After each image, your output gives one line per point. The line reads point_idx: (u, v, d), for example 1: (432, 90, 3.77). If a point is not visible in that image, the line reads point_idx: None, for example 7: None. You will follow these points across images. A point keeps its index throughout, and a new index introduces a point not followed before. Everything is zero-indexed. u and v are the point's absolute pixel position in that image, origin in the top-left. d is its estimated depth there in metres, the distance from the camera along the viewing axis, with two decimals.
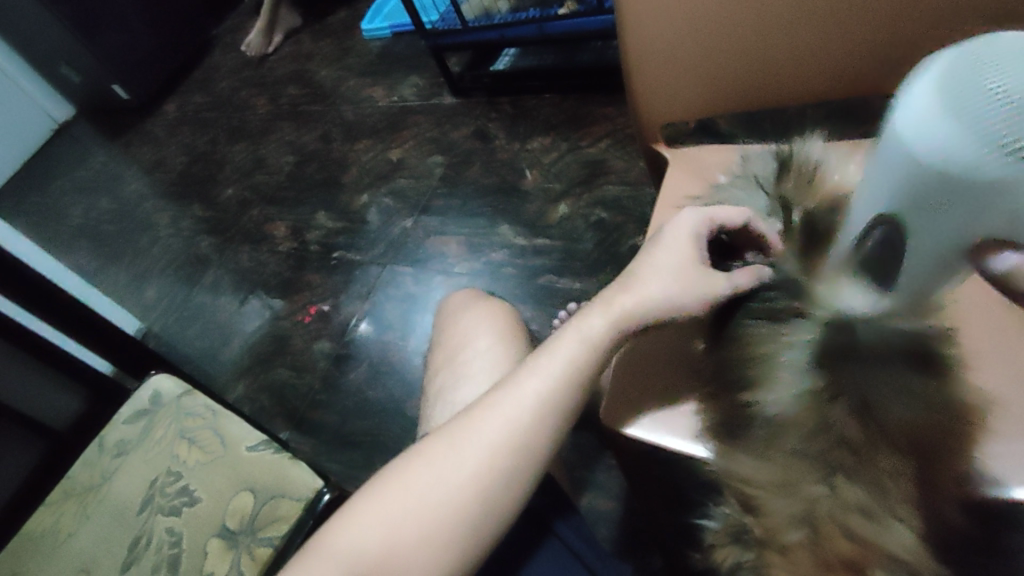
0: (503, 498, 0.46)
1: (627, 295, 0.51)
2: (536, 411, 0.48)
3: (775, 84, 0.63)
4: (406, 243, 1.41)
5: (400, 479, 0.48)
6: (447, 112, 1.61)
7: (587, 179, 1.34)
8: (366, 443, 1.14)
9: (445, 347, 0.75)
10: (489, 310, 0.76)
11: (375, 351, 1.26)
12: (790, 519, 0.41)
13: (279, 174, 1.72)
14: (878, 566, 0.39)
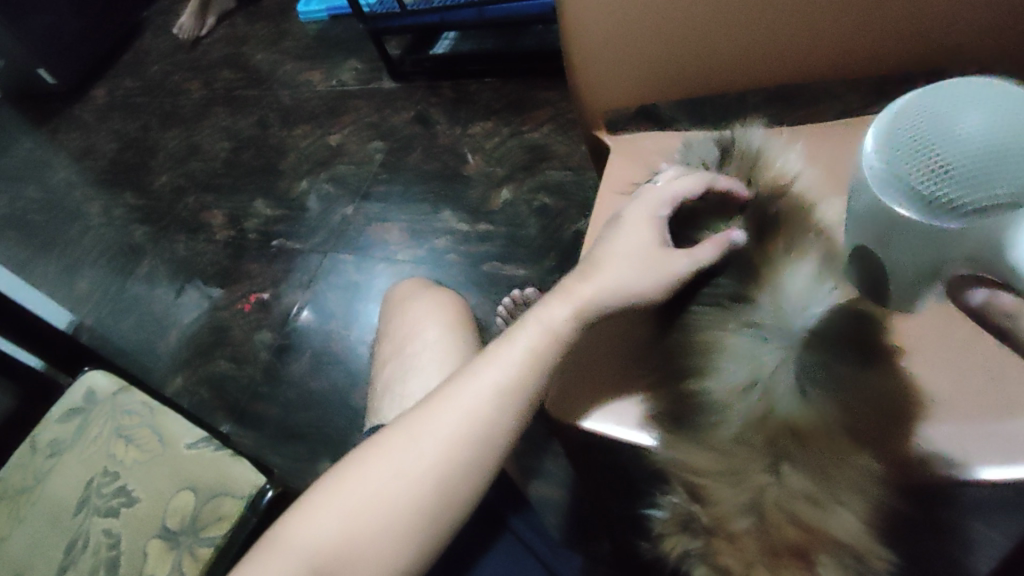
0: (460, 494, 0.45)
1: (587, 282, 0.50)
2: (495, 402, 0.47)
3: (697, 77, 0.65)
4: (347, 231, 1.38)
5: (353, 473, 0.46)
6: (388, 97, 1.58)
7: (530, 165, 1.33)
8: (311, 436, 1.12)
9: (391, 340, 0.73)
10: (436, 300, 0.75)
11: (317, 341, 1.23)
12: (740, 507, 0.42)
13: (214, 160, 1.65)
14: (824, 552, 0.40)
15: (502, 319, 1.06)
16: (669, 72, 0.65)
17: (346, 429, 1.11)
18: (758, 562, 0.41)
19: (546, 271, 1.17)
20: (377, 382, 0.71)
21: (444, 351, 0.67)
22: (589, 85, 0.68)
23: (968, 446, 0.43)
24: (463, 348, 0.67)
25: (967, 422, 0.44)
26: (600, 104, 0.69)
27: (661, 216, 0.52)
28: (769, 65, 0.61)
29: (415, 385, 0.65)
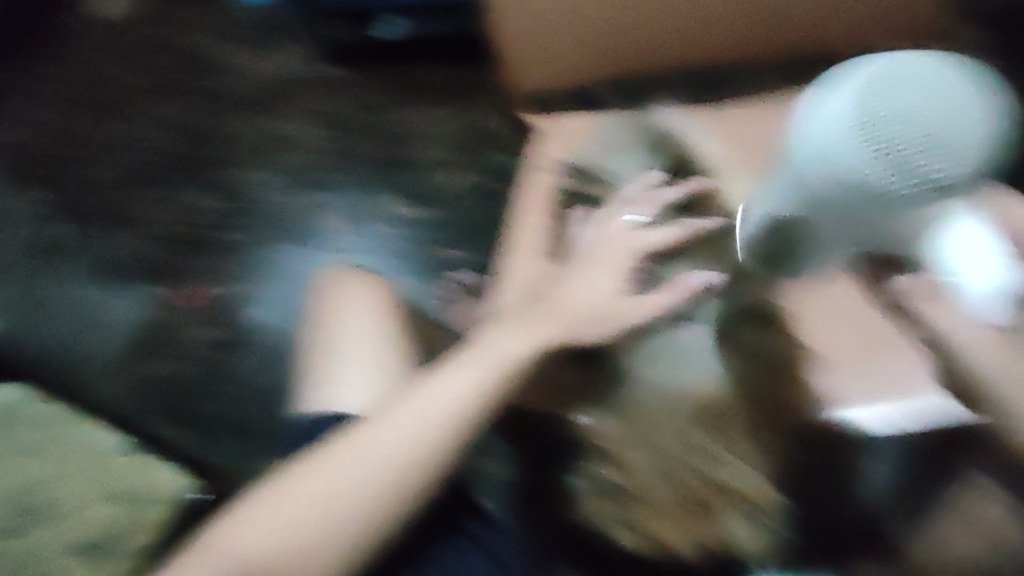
0: (405, 486, 0.63)
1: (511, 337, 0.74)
2: (452, 402, 0.67)
3: None
4: (288, 220, 1.36)
5: (301, 483, 0.62)
6: (314, 74, 1.51)
7: (470, 147, 1.35)
8: (263, 432, 1.18)
9: (318, 324, 0.80)
10: (354, 288, 0.83)
11: (264, 337, 1.26)
12: (663, 476, 0.70)
13: (119, 141, 1.50)
14: (727, 505, 0.66)
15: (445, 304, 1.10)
16: None
17: None
18: (675, 515, 0.68)
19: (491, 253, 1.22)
20: (305, 363, 0.78)
21: (369, 353, 0.76)
22: None
23: (856, 390, 0.67)
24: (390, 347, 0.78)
25: (857, 365, 0.68)
26: None
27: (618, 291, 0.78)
28: None
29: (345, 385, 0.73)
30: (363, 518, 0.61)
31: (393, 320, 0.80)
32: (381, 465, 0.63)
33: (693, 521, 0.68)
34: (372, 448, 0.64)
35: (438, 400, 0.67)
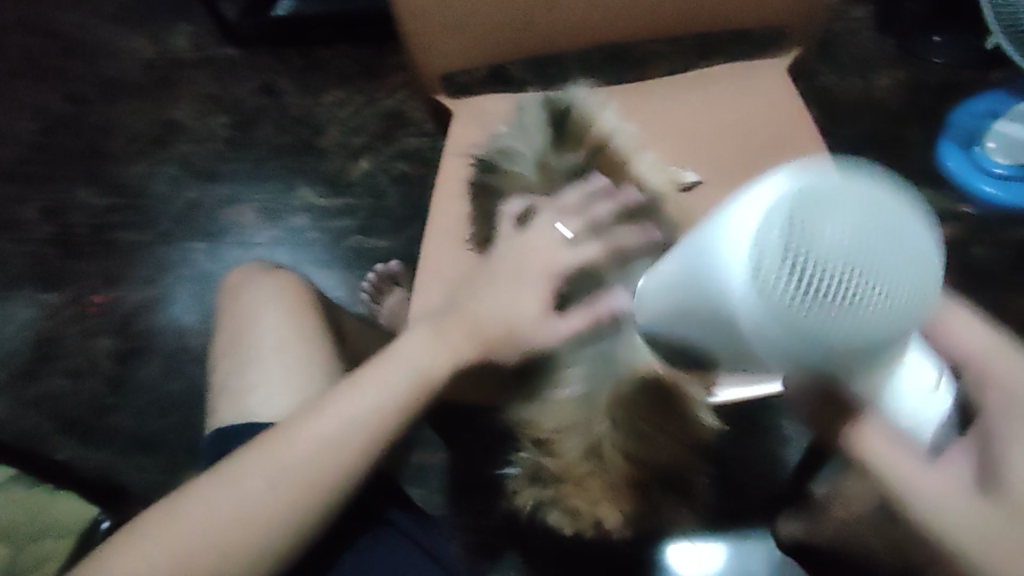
0: (317, 482, 0.48)
1: (459, 326, 0.52)
2: (369, 400, 0.50)
3: (523, 42, 0.73)
4: (195, 216, 1.29)
5: (198, 491, 0.48)
6: (225, 69, 1.47)
7: (387, 133, 1.30)
8: (174, 442, 1.08)
9: (230, 328, 0.72)
10: (268, 286, 0.75)
11: (171, 341, 1.16)
12: (577, 456, 0.51)
13: (14, 142, 1.43)
14: (653, 476, 0.54)
15: (367, 295, 1.05)
16: (500, 40, 0.71)
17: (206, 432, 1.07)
18: (602, 496, 0.53)
19: (412, 244, 1.17)
20: (218, 372, 0.69)
21: (286, 332, 0.70)
22: (427, 55, 0.70)
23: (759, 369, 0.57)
24: (308, 319, 0.72)
25: None
26: (435, 74, 0.73)
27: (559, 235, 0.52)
28: (584, 30, 0.72)
29: (255, 376, 0.66)
30: (268, 520, 0.47)
31: (312, 318, 0.72)
32: (304, 476, 0.48)
33: (625, 495, 0.54)
34: (291, 460, 0.48)
35: (360, 408, 0.50)
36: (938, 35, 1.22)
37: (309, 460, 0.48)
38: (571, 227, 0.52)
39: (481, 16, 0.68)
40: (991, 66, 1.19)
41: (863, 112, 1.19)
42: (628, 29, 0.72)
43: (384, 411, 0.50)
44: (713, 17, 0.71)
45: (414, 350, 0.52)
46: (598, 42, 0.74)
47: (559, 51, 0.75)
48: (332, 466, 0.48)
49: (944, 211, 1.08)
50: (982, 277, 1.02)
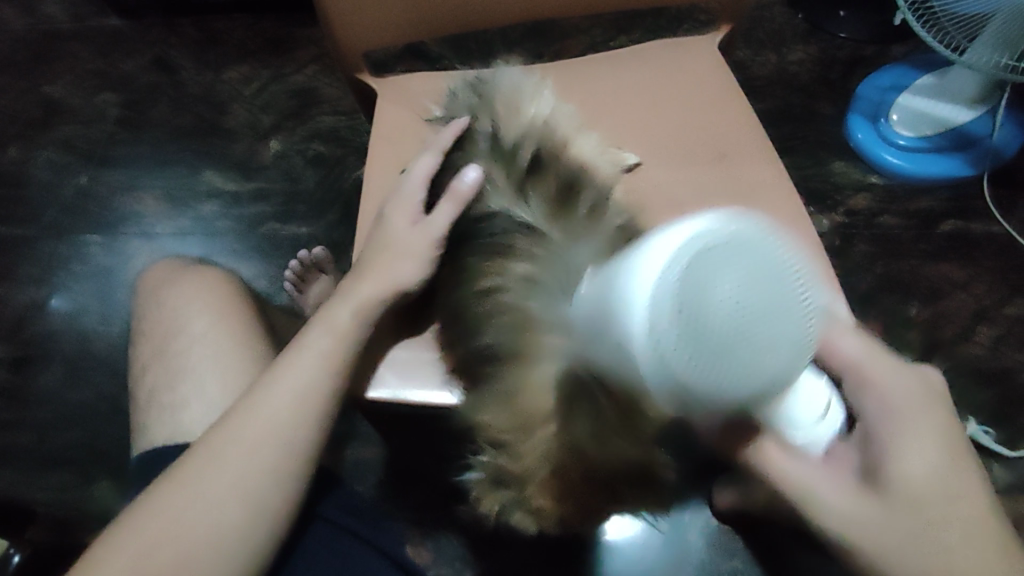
0: (269, 473, 0.47)
1: (361, 282, 0.54)
2: (308, 380, 0.50)
3: (445, 18, 0.68)
4: (87, 205, 1.18)
5: (144, 504, 0.46)
6: (113, 43, 1.34)
7: (299, 112, 1.22)
8: (80, 456, 0.98)
9: (154, 336, 0.70)
10: (191, 286, 0.72)
11: (70, 345, 1.06)
12: (534, 455, 0.50)
13: None
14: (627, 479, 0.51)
15: (290, 283, 0.99)
16: (422, 14, 0.67)
17: (118, 443, 0.99)
18: (568, 495, 0.52)
19: (333, 229, 1.11)
20: (145, 386, 0.67)
21: (217, 345, 0.67)
22: (344, 31, 0.65)
23: None
24: (239, 327, 0.69)
25: None
26: (354, 52, 0.68)
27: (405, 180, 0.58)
28: (509, 6, 0.69)
29: (189, 393, 0.64)
30: (226, 517, 0.46)
31: (246, 321, 0.70)
32: (264, 455, 0.47)
33: (594, 495, 0.52)
34: (246, 444, 0.47)
35: (300, 378, 0.50)
36: (842, 9, 1.26)
37: (266, 439, 0.48)
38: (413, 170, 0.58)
39: None
40: (891, 40, 1.24)
41: (775, 86, 1.22)
42: (554, 5, 0.69)
43: (325, 377, 0.50)
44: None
45: (334, 314, 0.53)
46: (523, 18, 0.71)
47: (483, 26, 0.71)
48: (288, 440, 0.48)
49: (854, 182, 1.13)
50: (892, 245, 1.07)
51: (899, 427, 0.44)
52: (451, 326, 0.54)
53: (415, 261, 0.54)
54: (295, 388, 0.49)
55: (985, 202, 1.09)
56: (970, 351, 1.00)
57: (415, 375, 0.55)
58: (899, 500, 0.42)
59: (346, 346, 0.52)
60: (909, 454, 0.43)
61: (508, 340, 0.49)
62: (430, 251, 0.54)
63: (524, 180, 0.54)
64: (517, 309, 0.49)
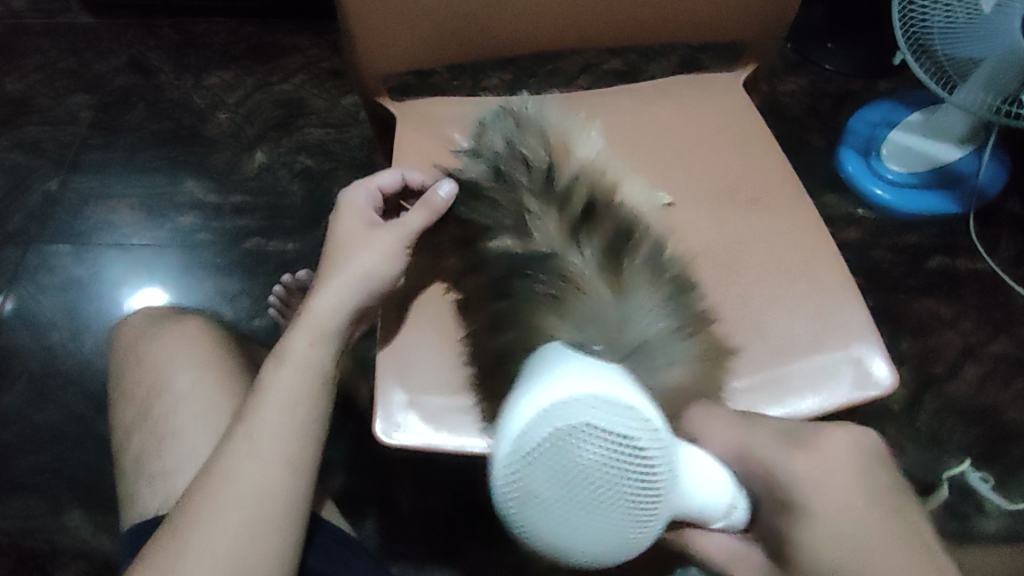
0: (257, 517, 0.45)
1: (317, 297, 0.51)
2: (282, 414, 0.48)
3: (465, 48, 0.68)
4: (54, 213, 1.11)
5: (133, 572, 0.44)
6: (86, 42, 1.28)
7: (286, 123, 1.18)
8: (48, 483, 0.93)
9: (133, 400, 0.65)
10: (173, 338, 0.68)
11: (36, 364, 1.00)
12: None
13: None
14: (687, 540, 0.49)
15: (275, 308, 0.95)
16: (441, 44, 0.67)
17: (87, 468, 0.93)
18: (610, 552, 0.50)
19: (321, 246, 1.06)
20: (132, 439, 0.63)
21: (214, 391, 0.64)
22: (365, 57, 0.65)
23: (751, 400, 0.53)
24: (231, 374, 0.66)
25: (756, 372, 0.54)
26: (374, 77, 0.68)
27: (359, 204, 0.56)
28: (527, 37, 0.68)
29: (185, 443, 0.61)
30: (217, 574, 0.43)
31: (234, 373, 0.66)
32: (249, 512, 0.44)
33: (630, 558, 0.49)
34: (228, 502, 0.44)
35: (268, 426, 0.47)
36: (831, 42, 1.28)
37: (249, 493, 0.45)
38: (368, 198, 0.57)
39: (418, 18, 0.64)
40: (880, 75, 1.26)
41: (767, 117, 1.23)
42: (572, 37, 0.68)
43: (296, 419, 0.48)
44: (662, 33, 0.69)
45: (292, 344, 0.50)
46: (541, 47, 0.70)
47: (502, 56, 0.70)
48: (271, 491, 0.45)
49: (845, 215, 1.14)
50: (882, 280, 1.09)
51: (801, 514, 0.41)
52: (489, 379, 0.51)
53: (381, 261, 0.52)
54: (267, 434, 0.47)
55: (970, 240, 1.11)
56: (957, 388, 1.01)
57: (445, 421, 0.53)
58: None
59: (316, 379, 0.50)
60: (813, 540, 0.40)
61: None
62: (397, 248, 0.53)
63: (574, 227, 0.53)
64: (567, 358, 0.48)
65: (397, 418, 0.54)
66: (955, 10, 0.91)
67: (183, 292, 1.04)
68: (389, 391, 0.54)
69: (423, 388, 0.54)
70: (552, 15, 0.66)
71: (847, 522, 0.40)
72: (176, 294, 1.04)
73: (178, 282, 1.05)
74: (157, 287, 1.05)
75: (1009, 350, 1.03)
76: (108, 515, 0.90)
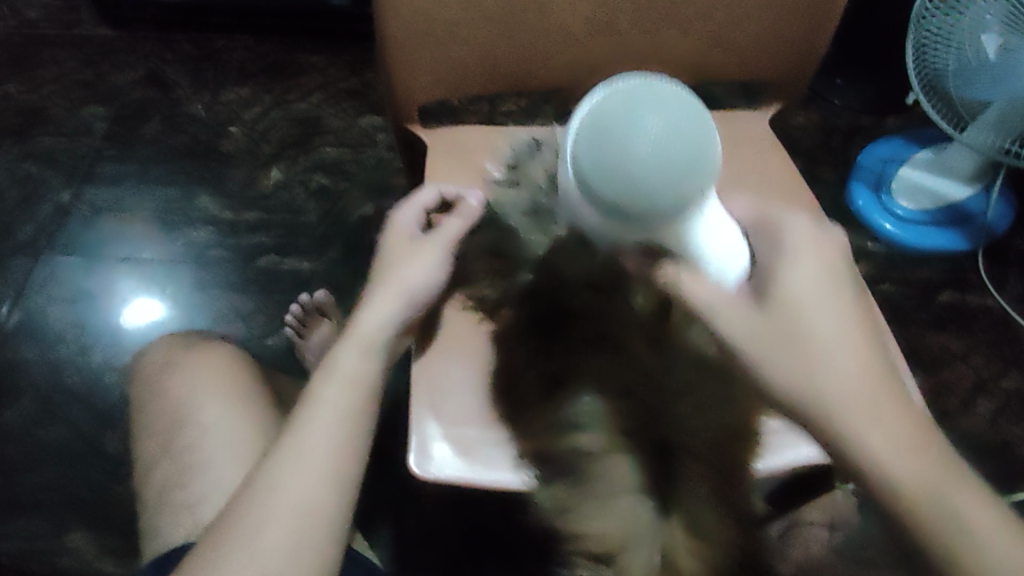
0: (304, 533, 0.44)
1: (364, 312, 0.50)
2: (330, 427, 0.47)
3: (497, 80, 0.69)
4: (66, 225, 1.10)
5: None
6: (102, 55, 1.28)
7: (302, 141, 1.18)
8: (52, 502, 0.91)
9: (155, 433, 0.64)
10: (194, 370, 0.67)
11: (43, 379, 0.99)
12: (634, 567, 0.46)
13: None
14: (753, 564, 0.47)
15: (291, 328, 0.94)
16: (476, 75, 0.68)
17: (95, 486, 0.92)
18: None
19: (336, 265, 1.06)
20: (160, 466, 0.63)
21: (242, 417, 0.64)
22: (402, 83, 0.66)
23: (792, 441, 0.52)
24: (257, 401, 0.66)
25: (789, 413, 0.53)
26: (409, 102, 0.68)
27: (398, 219, 0.54)
28: (557, 75, 0.69)
29: (215, 471, 0.60)
30: None
31: (259, 401, 0.66)
32: (289, 531, 0.43)
33: None
34: (269, 520, 0.44)
35: (316, 441, 0.46)
36: (841, 78, 1.30)
37: (291, 511, 0.44)
38: (409, 216, 0.55)
39: (456, 50, 0.64)
40: (889, 113, 1.29)
41: None
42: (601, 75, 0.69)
43: (344, 435, 0.47)
44: (690, 76, 0.70)
45: (340, 358, 0.49)
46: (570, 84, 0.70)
47: (529, 92, 0.71)
48: (310, 510, 0.44)
49: (857, 249, 1.15)
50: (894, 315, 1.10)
51: (782, 260, 0.45)
52: (533, 410, 0.50)
53: (428, 274, 0.51)
54: (310, 452, 0.46)
55: (980, 276, 1.12)
56: (970, 423, 1.02)
57: (481, 454, 0.51)
58: (789, 313, 0.43)
59: (362, 396, 0.48)
60: (790, 278, 0.44)
61: (608, 439, 0.47)
62: (441, 255, 0.52)
63: None
64: (617, 402, 0.47)
65: (431, 451, 0.51)
66: (964, 53, 0.91)
67: (197, 309, 1.03)
68: (422, 422, 0.52)
69: (458, 420, 0.53)
70: (584, 54, 0.67)
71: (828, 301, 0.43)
72: (189, 311, 1.03)
73: (191, 300, 1.04)
74: (168, 303, 1.04)
75: (1020, 386, 1.04)
76: (114, 536, 0.89)
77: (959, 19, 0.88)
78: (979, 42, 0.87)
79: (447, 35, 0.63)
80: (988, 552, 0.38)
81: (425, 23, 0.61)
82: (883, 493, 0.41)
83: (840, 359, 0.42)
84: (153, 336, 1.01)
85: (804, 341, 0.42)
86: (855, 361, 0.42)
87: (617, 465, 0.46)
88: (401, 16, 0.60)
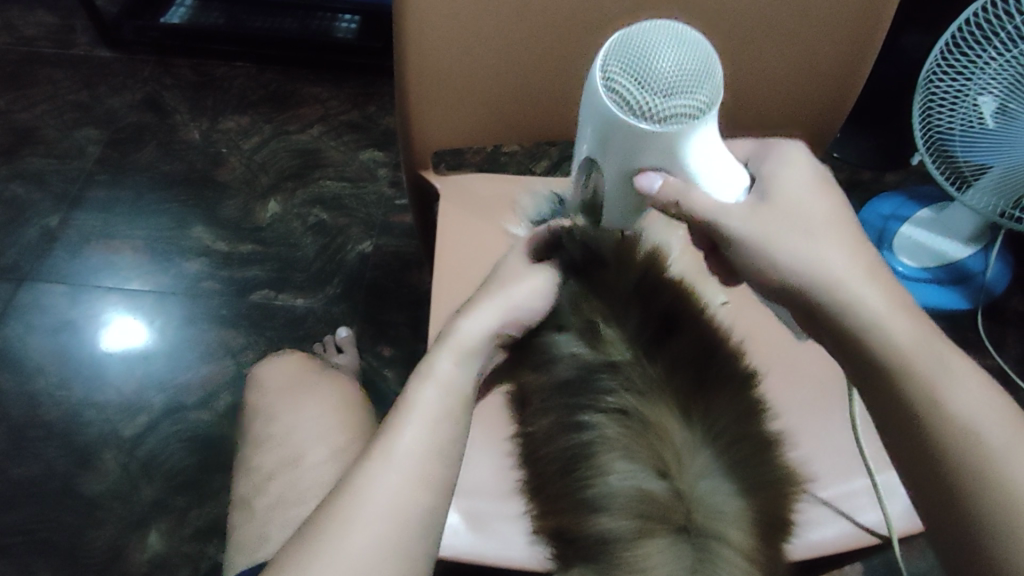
0: (399, 536, 0.39)
1: (463, 321, 0.48)
2: (422, 433, 0.43)
3: (511, 129, 0.68)
4: (52, 250, 1.07)
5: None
6: (99, 76, 1.26)
7: (302, 174, 1.16)
8: (19, 547, 0.87)
9: (270, 446, 0.64)
10: (308, 392, 0.67)
11: (17, 412, 0.94)
12: None
13: None
14: None
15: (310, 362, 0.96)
16: (489, 124, 0.66)
17: (69, 528, 0.87)
18: None
19: (333, 304, 1.03)
20: (243, 484, 0.63)
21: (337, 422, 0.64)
22: (415, 130, 0.64)
23: (819, 520, 0.51)
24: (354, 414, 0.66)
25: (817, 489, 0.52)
26: (420, 148, 0.67)
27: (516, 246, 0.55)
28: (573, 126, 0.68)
29: (261, 504, 0.60)
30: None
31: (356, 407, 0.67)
32: (385, 530, 0.39)
33: None
34: (363, 512, 0.39)
35: (407, 448, 0.42)
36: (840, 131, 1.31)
37: (387, 511, 0.39)
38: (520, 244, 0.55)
39: (472, 99, 0.63)
40: (887, 168, 1.29)
41: None
42: None
43: (438, 438, 0.43)
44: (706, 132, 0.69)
45: (438, 364, 0.46)
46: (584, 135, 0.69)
47: (541, 138, 0.70)
48: (404, 513, 0.40)
49: None
50: None
51: (774, 159, 0.45)
52: (551, 486, 0.46)
53: (534, 292, 0.49)
54: (404, 451, 0.42)
55: (977, 336, 1.12)
56: None
57: (494, 530, 0.51)
58: (792, 215, 0.42)
59: (459, 400, 0.45)
60: (782, 176, 0.44)
61: (634, 525, 0.42)
62: (545, 282, 0.50)
63: (660, 339, 0.47)
64: (652, 490, 0.43)
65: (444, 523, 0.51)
66: (955, 116, 0.89)
67: (186, 341, 1.00)
68: None
69: (471, 491, 0.53)
70: None
71: (819, 194, 0.44)
72: (175, 343, 0.99)
73: (178, 332, 1.00)
74: (154, 334, 1.00)
75: None
76: None
77: (961, 85, 0.85)
78: (976, 107, 0.85)
79: (463, 83, 0.61)
80: (956, 414, 0.38)
81: (443, 69, 0.59)
82: (901, 411, 0.40)
83: (832, 242, 0.42)
84: (135, 370, 0.97)
85: (806, 232, 0.42)
86: (849, 249, 0.42)
87: (650, 554, 0.42)
88: (419, 63, 0.58)
